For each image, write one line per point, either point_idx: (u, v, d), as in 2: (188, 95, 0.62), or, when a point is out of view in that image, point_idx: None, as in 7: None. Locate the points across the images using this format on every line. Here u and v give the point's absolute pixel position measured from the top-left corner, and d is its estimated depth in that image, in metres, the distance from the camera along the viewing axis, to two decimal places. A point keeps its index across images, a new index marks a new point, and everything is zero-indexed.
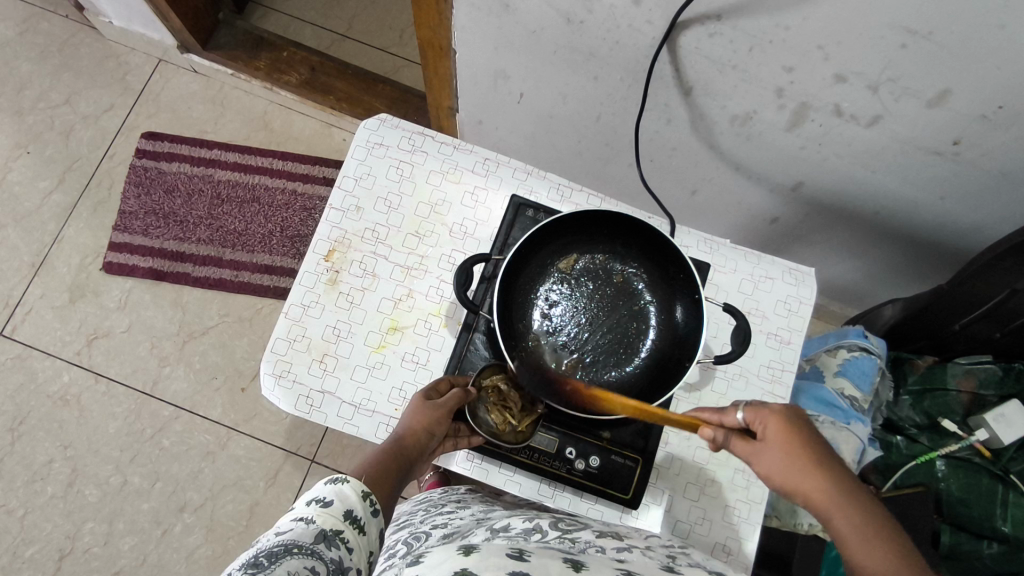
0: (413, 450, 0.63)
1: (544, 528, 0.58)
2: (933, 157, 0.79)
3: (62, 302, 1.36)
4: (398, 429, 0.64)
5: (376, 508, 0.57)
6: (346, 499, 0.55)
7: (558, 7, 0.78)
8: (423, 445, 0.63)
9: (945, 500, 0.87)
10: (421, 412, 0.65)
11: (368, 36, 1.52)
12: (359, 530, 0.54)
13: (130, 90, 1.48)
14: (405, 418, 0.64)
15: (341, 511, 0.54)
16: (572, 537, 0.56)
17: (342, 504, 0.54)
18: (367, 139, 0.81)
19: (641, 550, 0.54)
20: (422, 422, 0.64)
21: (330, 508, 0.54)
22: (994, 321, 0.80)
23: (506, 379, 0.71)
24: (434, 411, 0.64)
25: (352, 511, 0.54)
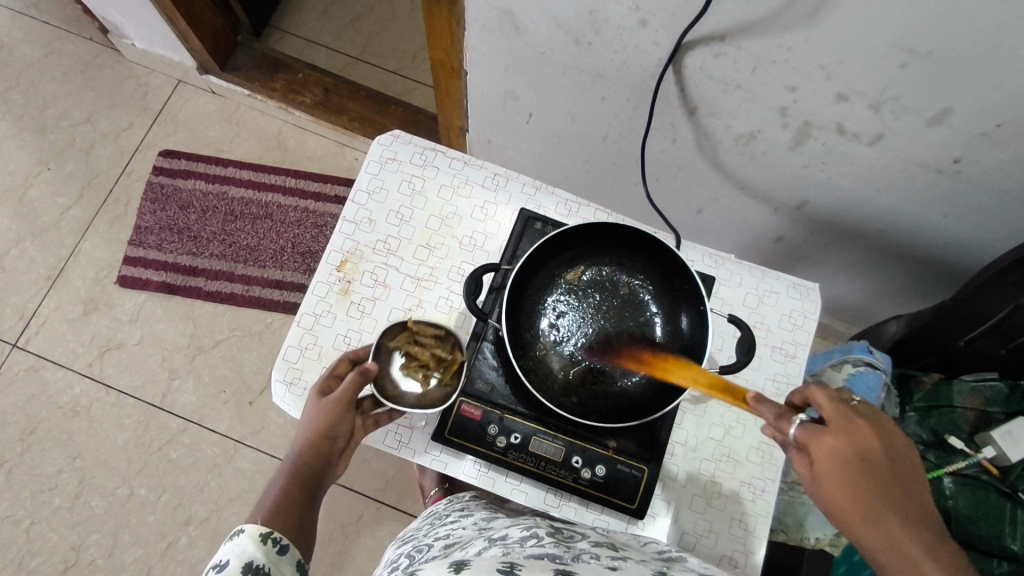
0: (318, 460, 0.63)
1: (541, 534, 0.59)
2: (934, 175, 0.80)
3: (76, 314, 1.38)
4: (297, 443, 0.63)
5: (284, 545, 0.59)
6: (243, 554, 0.57)
7: (567, 30, 0.81)
8: (326, 452, 0.63)
9: (954, 520, 0.85)
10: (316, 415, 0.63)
11: (381, 59, 1.56)
12: (263, 575, 0.57)
13: (149, 109, 1.53)
14: (301, 427, 0.63)
15: (241, 565, 0.56)
16: (569, 544, 0.57)
17: (239, 560, 0.57)
18: (380, 154, 0.83)
19: (636, 559, 0.54)
20: (319, 428, 0.62)
21: (227, 569, 0.56)
22: (998, 338, 0.81)
23: (416, 335, 0.70)
24: (328, 414, 0.62)
25: (251, 562, 0.57)
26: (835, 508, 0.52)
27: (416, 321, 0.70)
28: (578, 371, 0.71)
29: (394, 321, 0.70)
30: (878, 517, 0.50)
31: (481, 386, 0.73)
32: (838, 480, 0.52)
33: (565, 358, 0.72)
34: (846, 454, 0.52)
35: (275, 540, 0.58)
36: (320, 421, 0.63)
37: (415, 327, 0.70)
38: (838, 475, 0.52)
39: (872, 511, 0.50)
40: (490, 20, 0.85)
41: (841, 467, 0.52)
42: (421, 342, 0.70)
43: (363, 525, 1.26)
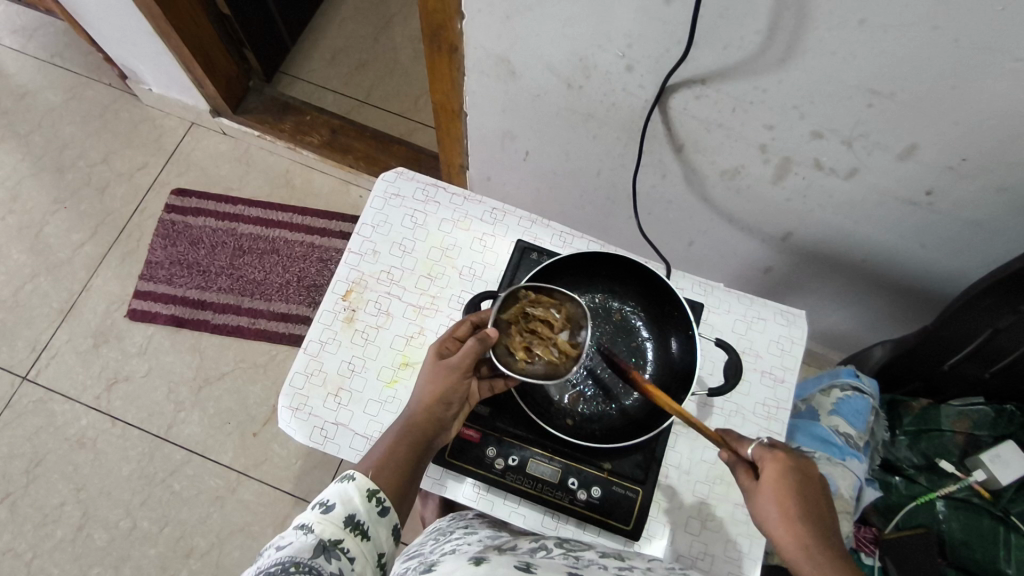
0: (431, 422, 0.65)
1: (549, 547, 0.61)
2: (909, 207, 0.84)
3: (86, 347, 1.42)
4: (413, 402, 0.66)
5: (385, 509, 0.59)
6: (348, 503, 0.57)
7: (559, 74, 0.87)
8: (440, 415, 0.66)
9: (948, 543, 0.87)
10: (434, 374, 0.66)
11: (386, 102, 1.64)
12: (363, 532, 0.56)
13: (163, 150, 1.59)
14: (421, 387, 0.66)
15: (342, 517, 0.56)
16: (576, 555, 0.59)
17: (345, 509, 0.57)
18: (385, 190, 0.88)
19: (642, 567, 0.57)
20: (435, 391, 0.65)
21: (332, 513, 0.56)
22: (982, 361, 0.84)
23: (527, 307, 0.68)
24: (446, 379, 0.66)
25: (354, 516, 0.57)
26: (769, 515, 0.58)
27: (529, 284, 0.68)
28: (573, 394, 0.74)
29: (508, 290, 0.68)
30: (810, 533, 0.56)
31: (480, 409, 0.75)
32: (784, 494, 0.58)
33: (560, 382, 0.75)
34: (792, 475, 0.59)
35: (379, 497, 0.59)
36: (436, 382, 0.66)
37: (530, 293, 0.69)
38: (785, 490, 0.58)
39: (805, 527, 0.56)
40: (488, 66, 0.92)
41: (787, 483, 0.58)
42: (537, 310, 0.68)
43: None
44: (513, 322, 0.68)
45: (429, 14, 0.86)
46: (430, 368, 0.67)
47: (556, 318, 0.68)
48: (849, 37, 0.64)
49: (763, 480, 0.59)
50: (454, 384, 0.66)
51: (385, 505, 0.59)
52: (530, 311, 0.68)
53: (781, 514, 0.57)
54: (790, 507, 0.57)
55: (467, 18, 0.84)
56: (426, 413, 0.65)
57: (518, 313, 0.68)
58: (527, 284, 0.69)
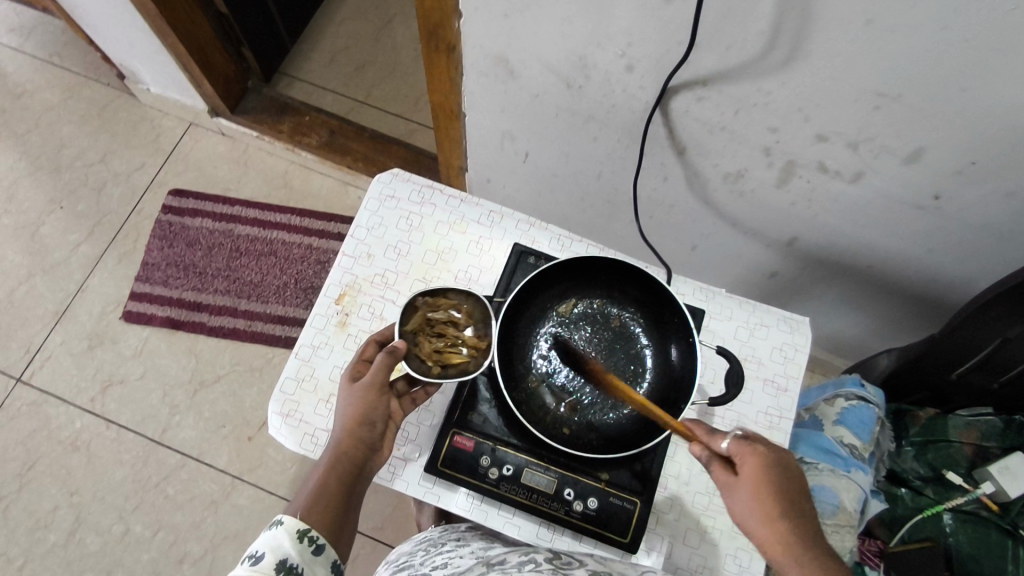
0: (355, 448, 0.64)
1: (540, 560, 0.59)
2: (916, 212, 0.82)
3: (81, 349, 1.40)
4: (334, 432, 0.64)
5: (319, 545, 0.59)
6: (278, 549, 0.58)
7: (558, 75, 0.86)
8: (366, 438, 0.64)
9: (956, 557, 0.84)
10: (353, 399, 0.65)
11: (386, 103, 1.62)
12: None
13: (161, 150, 1.58)
14: (339, 414, 0.65)
15: (271, 566, 0.56)
16: (566, 571, 0.57)
17: (275, 557, 0.57)
18: (380, 191, 0.86)
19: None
20: (356, 415, 0.64)
21: (261, 563, 0.57)
22: (990, 371, 0.82)
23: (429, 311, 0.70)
24: (365, 400, 0.65)
25: (285, 560, 0.57)
26: (747, 513, 0.56)
27: (425, 290, 0.70)
28: (570, 402, 0.72)
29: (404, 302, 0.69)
30: (790, 530, 0.54)
31: (475, 417, 0.73)
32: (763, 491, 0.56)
33: (557, 389, 0.73)
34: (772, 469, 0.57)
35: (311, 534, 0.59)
36: (356, 405, 0.64)
37: (427, 298, 0.71)
38: (766, 486, 0.56)
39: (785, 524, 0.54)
40: (486, 66, 0.90)
41: (767, 480, 0.56)
42: (437, 313, 0.70)
43: (359, 565, 1.24)
44: (419, 330, 0.70)
45: (426, 12, 0.84)
46: (348, 392, 0.66)
47: (458, 318, 0.71)
48: (855, 38, 0.62)
49: (742, 475, 0.57)
50: (375, 403, 0.65)
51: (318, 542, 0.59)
52: (432, 315, 0.70)
53: (762, 511, 0.55)
54: (770, 504, 0.55)
55: (464, 16, 0.82)
56: (350, 438, 0.64)
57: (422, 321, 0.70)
58: (421, 291, 0.71)
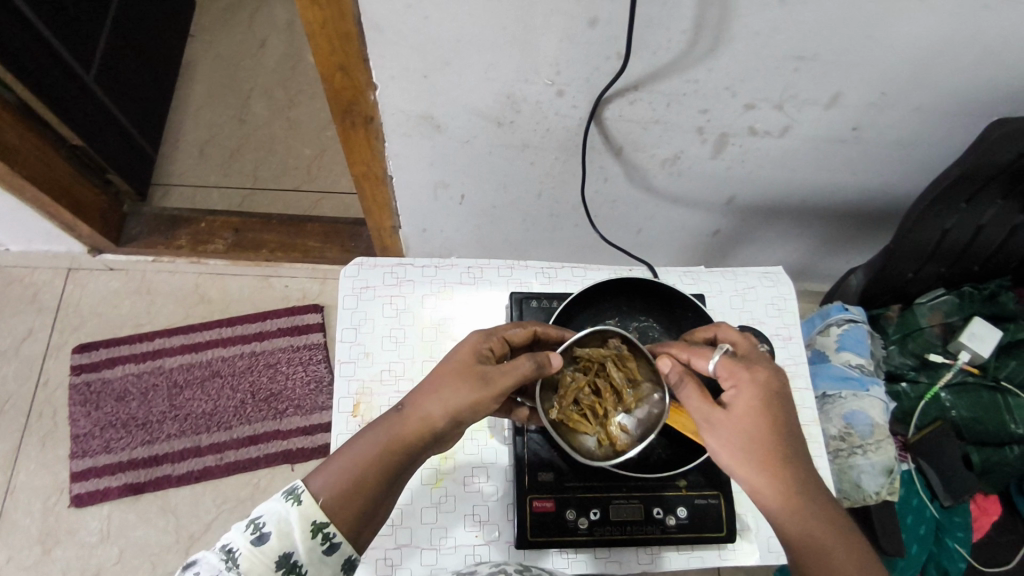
0: (428, 435, 0.58)
1: (509, 570, 0.65)
2: (839, 144, 0.90)
3: (36, 557, 1.22)
4: (415, 410, 0.59)
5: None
6: (285, 539, 0.57)
7: (487, 116, 0.85)
8: (444, 429, 0.59)
9: (962, 425, 0.96)
10: (441, 391, 0.59)
11: (276, 181, 1.53)
12: (300, 572, 0.56)
13: (46, 308, 1.40)
14: (431, 396, 0.59)
15: (276, 556, 0.56)
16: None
17: (280, 545, 0.56)
18: (352, 286, 0.82)
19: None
20: (445, 407, 0.58)
21: (267, 546, 0.56)
22: (941, 260, 0.93)
23: (614, 360, 0.63)
24: (469, 395, 0.58)
25: (289, 557, 0.56)
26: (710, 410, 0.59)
27: (629, 338, 0.64)
28: None
29: (613, 329, 0.64)
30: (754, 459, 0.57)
31: (545, 476, 0.72)
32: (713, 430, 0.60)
33: None
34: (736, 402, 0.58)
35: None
36: (450, 395, 0.58)
37: (621, 345, 0.64)
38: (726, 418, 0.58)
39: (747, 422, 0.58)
40: (410, 127, 0.88)
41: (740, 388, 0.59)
42: (620, 372, 0.63)
43: None
44: (588, 370, 0.64)
45: (335, 96, 0.80)
46: (444, 376, 0.60)
47: (630, 392, 0.63)
48: (770, 17, 0.67)
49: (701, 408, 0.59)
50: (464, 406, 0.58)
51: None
52: (613, 367, 0.63)
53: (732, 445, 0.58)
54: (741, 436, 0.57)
55: (380, 88, 0.79)
56: (419, 429, 0.58)
57: (601, 359, 0.64)
58: (620, 336, 0.64)
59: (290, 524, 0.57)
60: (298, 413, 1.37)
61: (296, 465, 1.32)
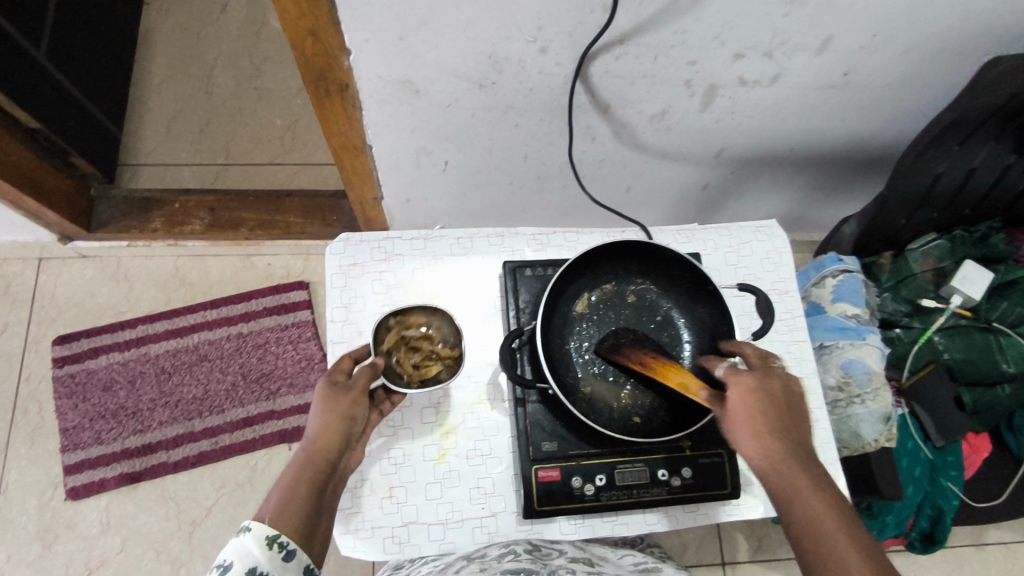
0: (338, 438, 0.62)
1: (519, 549, 0.67)
2: (830, 90, 0.88)
3: (38, 552, 1.22)
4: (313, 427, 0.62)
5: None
6: (246, 557, 0.53)
7: (467, 77, 0.81)
8: (346, 431, 0.63)
9: (954, 367, 0.97)
10: (327, 418, 0.62)
11: (249, 156, 1.47)
12: None
13: (20, 301, 1.35)
14: (319, 412, 0.63)
15: (243, 573, 0.52)
16: (543, 558, 0.65)
17: (243, 563, 0.52)
18: (339, 264, 0.79)
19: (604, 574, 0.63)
20: (338, 412, 0.63)
21: (230, 573, 0.52)
22: (933, 205, 0.92)
23: (399, 330, 0.72)
24: (348, 397, 0.64)
25: (254, 569, 0.52)
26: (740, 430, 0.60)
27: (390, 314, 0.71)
28: (629, 390, 0.72)
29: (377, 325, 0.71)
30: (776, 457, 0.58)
31: (548, 445, 0.71)
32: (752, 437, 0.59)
33: (610, 382, 0.72)
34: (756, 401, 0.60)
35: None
36: (334, 403, 0.63)
37: (394, 320, 0.72)
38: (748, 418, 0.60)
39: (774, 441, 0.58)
40: (387, 93, 0.83)
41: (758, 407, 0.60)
42: (409, 331, 0.73)
43: None
44: (396, 347, 0.71)
45: (307, 63, 0.75)
46: (320, 407, 0.63)
47: (431, 333, 0.73)
48: None
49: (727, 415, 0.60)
50: (347, 425, 0.63)
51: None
52: (405, 334, 0.72)
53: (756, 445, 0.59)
54: (763, 429, 0.59)
55: (354, 53, 0.75)
56: (330, 436, 0.62)
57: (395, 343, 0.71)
58: (390, 315, 0.72)
59: (247, 547, 0.53)
60: (290, 392, 1.35)
61: (293, 444, 1.31)
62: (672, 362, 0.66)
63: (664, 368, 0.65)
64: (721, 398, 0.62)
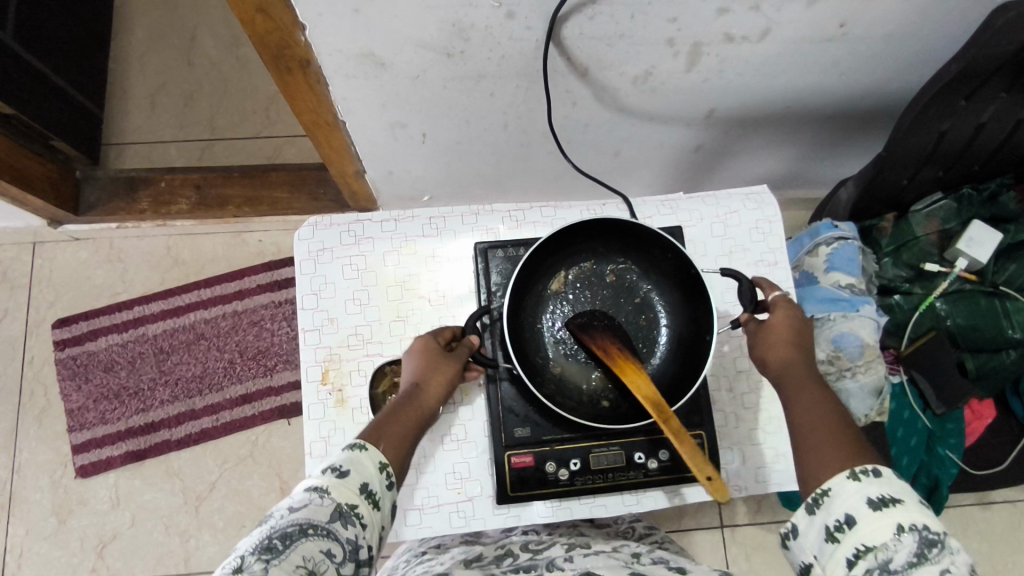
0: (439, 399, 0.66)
1: (517, 551, 0.68)
2: (827, 43, 0.81)
3: (54, 526, 1.27)
4: (424, 383, 0.66)
5: (850, 515, 0.54)
6: (362, 470, 0.55)
7: (433, 47, 0.76)
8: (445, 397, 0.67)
9: (958, 334, 0.94)
10: (441, 365, 0.67)
11: (234, 130, 1.44)
12: (375, 502, 0.55)
13: (19, 285, 1.36)
14: (428, 370, 0.66)
15: (358, 483, 0.54)
16: (540, 557, 0.65)
17: (359, 477, 0.55)
18: (308, 250, 0.77)
19: (606, 556, 0.64)
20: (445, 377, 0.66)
21: (347, 479, 0.54)
22: (938, 163, 0.86)
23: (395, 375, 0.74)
24: (452, 368, 0.67)
25: (368, 484, 0.55)
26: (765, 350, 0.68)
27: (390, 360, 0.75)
28: (600, 373, 0.69)
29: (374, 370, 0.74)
30: (795, 375, 0.66)
31: (521, 431, 0.71)
32: (713, 485, 0.58)
33: (584, 363, 0.70)
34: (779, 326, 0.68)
35: (875, 471, 0.55)
36: (447, 369, 0.67)
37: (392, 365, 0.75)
38: (775, 335, 0.68)
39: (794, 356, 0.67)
40: (351, 66, 0.79)
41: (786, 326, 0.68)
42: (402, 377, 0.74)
43: None
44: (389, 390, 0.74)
45: (260, 38, 0.72)
46: (430, 354, 0.67)
47: None
48: None
49: (759, 332, 0.69)
50: (452, 374, 0.67)
51: (877, 474, 0.56)
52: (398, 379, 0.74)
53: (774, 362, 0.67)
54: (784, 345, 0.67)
55: (308, 26, 0.71)
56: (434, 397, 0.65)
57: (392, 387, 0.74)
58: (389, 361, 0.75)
59: (360, 461, 0.56)
60: (287, 368, 1.35)
61: (292, 419, 1.33)
62: (632, 357, 0.63)
63: (623, 363, 0.63)
64: (664, 407, 0.60)
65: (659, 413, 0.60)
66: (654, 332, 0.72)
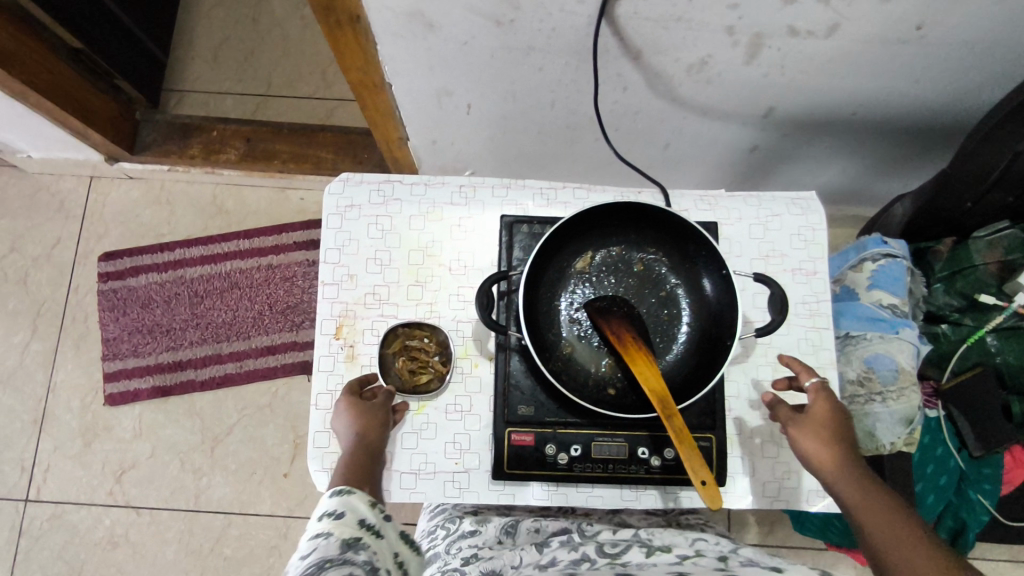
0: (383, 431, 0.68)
1: (592, 556, 0.66)
2: (899, 46, 0.76)
3: (79, 448, 1.32)
4: (365, 425, 0.67)
5: None
6: (355, 509, 0.58)
7: (482, 13, 0.75)
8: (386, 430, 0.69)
9: (1006, 372, 0.89)
10: (367, 411, 0.68)
11: (290, 88, 1.46)
12: (377, 533, 0.58)
13: (73, 216, 1.42)
14: (360, 417, 0.67)
15: (354, 519, 0.57)
16: (622, 562, 0.64)
17: (354, 514, 0.58)
18: (337, 205, 0.78)
19: (688, 561, 0.61)
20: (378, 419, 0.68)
21: (344, 519, 0.57)
22: (1009, 187, 0.80)
23: (408, 336, 0.74)
24: (380, 410, 0.68)
25: (364, 518, 0.58)
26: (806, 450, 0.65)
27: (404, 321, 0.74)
28: (609, 361, 0.68)
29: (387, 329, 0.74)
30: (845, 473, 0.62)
31: (524, 409, 0.70)
32: (707, 489, 0.58)
33: (596, 349, 0.68)
34: (821, 424, 0.65)
35: None
36: (377, 413, 0.68)
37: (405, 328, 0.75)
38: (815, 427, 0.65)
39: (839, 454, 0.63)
40: (400, 26, 0.79)
41: (827, 421, 0.65)
42: (415, 340, 0.74)
43: None
44: (400, 352, 0.74)
45: None
46: (357, 405, 0.68)
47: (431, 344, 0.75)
48: None
49: (801, 425, 0.65)
50: (383, 417, 0.68)
51: None
52: (409, 342, 0.74)
53: (821, 465, 0.63)
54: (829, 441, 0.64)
55: None
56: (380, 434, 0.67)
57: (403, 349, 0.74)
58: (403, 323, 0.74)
59: (350, 503, 0.59)
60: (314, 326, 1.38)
61: None
62: (646, 348, 0.61)
63: (634, 352, 0.61)
64: (670, 405, 0.59)
65: (661, 405, 0.59)
66: (674, 329, 0.69)
